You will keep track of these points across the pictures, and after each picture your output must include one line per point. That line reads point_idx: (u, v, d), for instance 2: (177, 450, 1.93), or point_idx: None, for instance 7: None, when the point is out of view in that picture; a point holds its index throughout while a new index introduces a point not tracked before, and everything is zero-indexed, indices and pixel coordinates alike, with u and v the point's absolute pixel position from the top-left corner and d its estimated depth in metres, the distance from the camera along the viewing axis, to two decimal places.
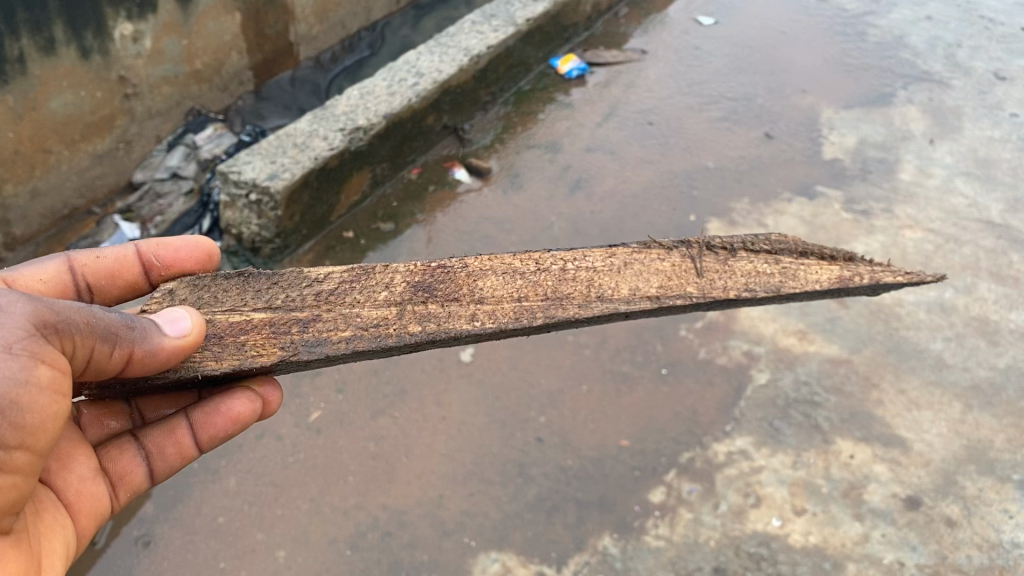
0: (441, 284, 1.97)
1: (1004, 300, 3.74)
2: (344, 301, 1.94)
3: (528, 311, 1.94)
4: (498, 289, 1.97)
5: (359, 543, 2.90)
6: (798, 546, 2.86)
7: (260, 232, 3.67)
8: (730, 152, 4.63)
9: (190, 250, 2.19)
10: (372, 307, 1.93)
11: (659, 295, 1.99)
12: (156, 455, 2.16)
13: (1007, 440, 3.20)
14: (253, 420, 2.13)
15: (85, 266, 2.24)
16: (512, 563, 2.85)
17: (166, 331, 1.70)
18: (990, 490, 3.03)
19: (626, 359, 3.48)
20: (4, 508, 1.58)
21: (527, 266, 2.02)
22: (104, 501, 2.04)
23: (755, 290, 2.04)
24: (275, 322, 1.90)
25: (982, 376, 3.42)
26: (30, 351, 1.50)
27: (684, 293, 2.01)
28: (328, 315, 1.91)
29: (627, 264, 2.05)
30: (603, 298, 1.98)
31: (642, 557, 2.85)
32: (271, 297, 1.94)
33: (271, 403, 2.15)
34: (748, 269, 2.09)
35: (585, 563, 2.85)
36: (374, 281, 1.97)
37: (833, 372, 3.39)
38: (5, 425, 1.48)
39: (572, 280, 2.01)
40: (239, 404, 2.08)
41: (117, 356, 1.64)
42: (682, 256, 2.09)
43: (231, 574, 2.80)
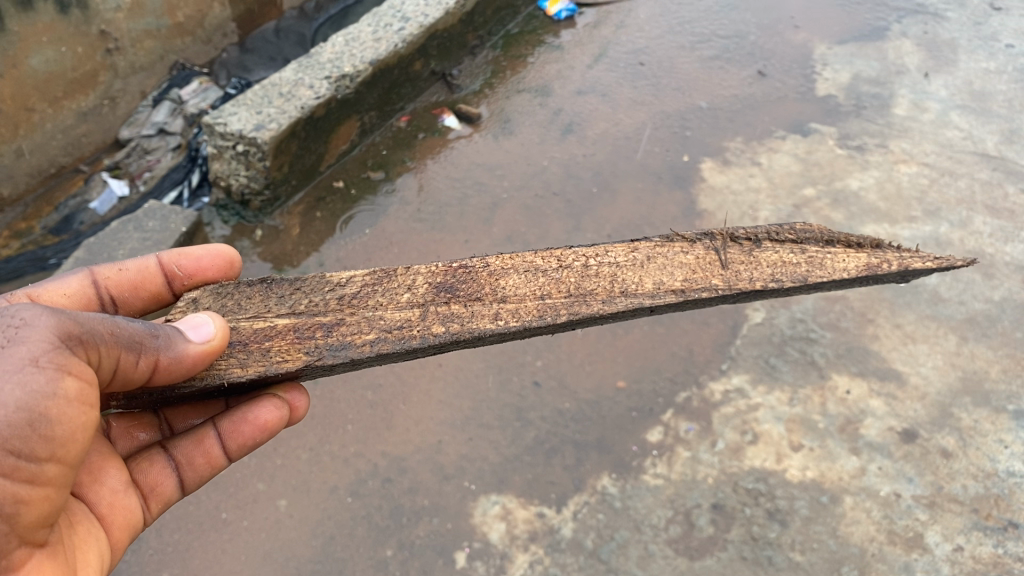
0: (464, 284, 1.86)
1: (1000, 233, 3.72)
2: (366, 304, 1.83)
3: (551, 308, 1.82)
4: (520, 287, 1.86)
5: (360, 490, 2.91)
6: (795, 481, 2.88)
7: (249, 183, 3.62)
8: (722, 91, 4.57)
9: (212, 259, 2.10)
10: (395, 309, 1.82)
11: (684, 289, 1.87)
12: (185, 466, 2.06)
13: (1002, 370, 3.21)
14: (282, 427, 2.06)
15: (108, 279, 2.11)
16: (512, 505, 2.87)
17: (190, 340, 1.59)
18: (985, 421, 3.05)
19: None
20: (36, 521, 1.46)
21: (549, 263, 1.91)
22: (137, 513, 1.92)
23: (782, 280, 1.91)
24: (300, 328, 1.79)
25: (978, 309, 3.42)
26: (58, 363, 1.41)
27: (709, 286, 1.89)
28: (351, 318, 1.81)
29: (650, 258, 1.93)
30: (626, 292, 1.86)
31: (640, 496, 2.87)
32: (294, 302, 1.83)
33: (298, 410, 2.08)
34: (774, 259, 1.96)
35: (585, 503, 2.86)
36: (397, 283, 1.86)
37: (829, 310, 3.40)
38: (35, 438, 1.39)
39: (595, 276, 1.89)
40: (266, 411, 2.01)
41: (142, 365, 1.54)
42: (706, 248, 1.96)
43: (233, 524, 2.81)
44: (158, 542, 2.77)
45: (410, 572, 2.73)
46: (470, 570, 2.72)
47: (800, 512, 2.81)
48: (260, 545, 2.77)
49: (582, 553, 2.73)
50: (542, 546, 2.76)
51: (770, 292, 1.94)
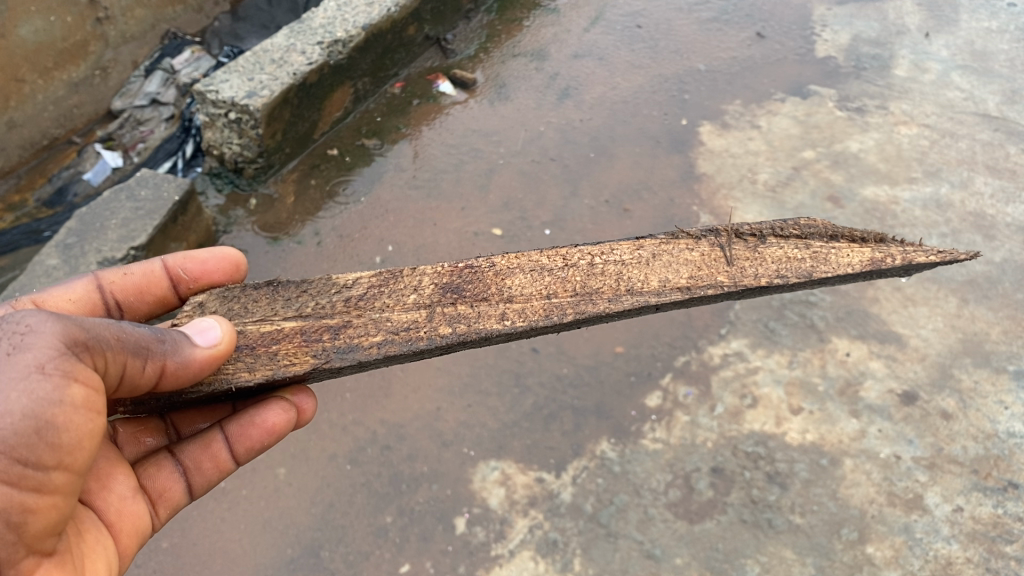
0: (470, 284, 1.82)
1: (1001, 194, 3.69)
2: (373, 305, 1.79)
3: (558, 308, 1.79)
4: (527, 287, 1.82)
5: (359, 457, 2.90)
6: (795, 444, 2.88)
7: (243, 152, 3.58)
8: (720, 53, 4.52)
9: (219, 262, 2.11)
10: (402, 310, 1.78)
11: (690, 287, 1.84)
12: (194, 470, 2.00)
13: (1003, 331, 3.19)
14: (289, 430, 2.01)
15: (113, 283, 2.07)
16: (512, 471, 2.87)
17: (199, 343, 1.56)
18: (985, 382, 3.04)
19: None
20: (44, 530, 1.40)
21: (554, 262, 1.86)
22: (146, 519, 1.85)
23: (787, 276, 1.88)
24: (306, 330, 1.75)
25: (978, 270, 3.39)
26: (64, 370, 1.36)
27: (714, 283, 1.86)
28: (359, 320, 1.76)
29: (656, 255, 1.89)
30: (632, 291, 1.82)
31: (640, 460, 2.87)
32: (300, 305, 1.78)
33: (305, 413, 2.03)
34: (778, 255, 1.92)
35: (584, 468, 2.86)
36: (403, 284, 1.82)
37: None
38: (41, 445, 1.33)
39: (601, 274, 1.85)
40: (272, 413, 1.96)
41: (149, 370, 1.50)
42: (710, 245, 1.92)
43: (232, 492, 2.79)
44: None
45: (411, 538, 2.71)
46: (470, 535, 2.72)
47: (800, 475, 2.80)
48: (260, 512, 2.75)
49: (582, 518, 2.73)
50: (542, 511, 2.76)
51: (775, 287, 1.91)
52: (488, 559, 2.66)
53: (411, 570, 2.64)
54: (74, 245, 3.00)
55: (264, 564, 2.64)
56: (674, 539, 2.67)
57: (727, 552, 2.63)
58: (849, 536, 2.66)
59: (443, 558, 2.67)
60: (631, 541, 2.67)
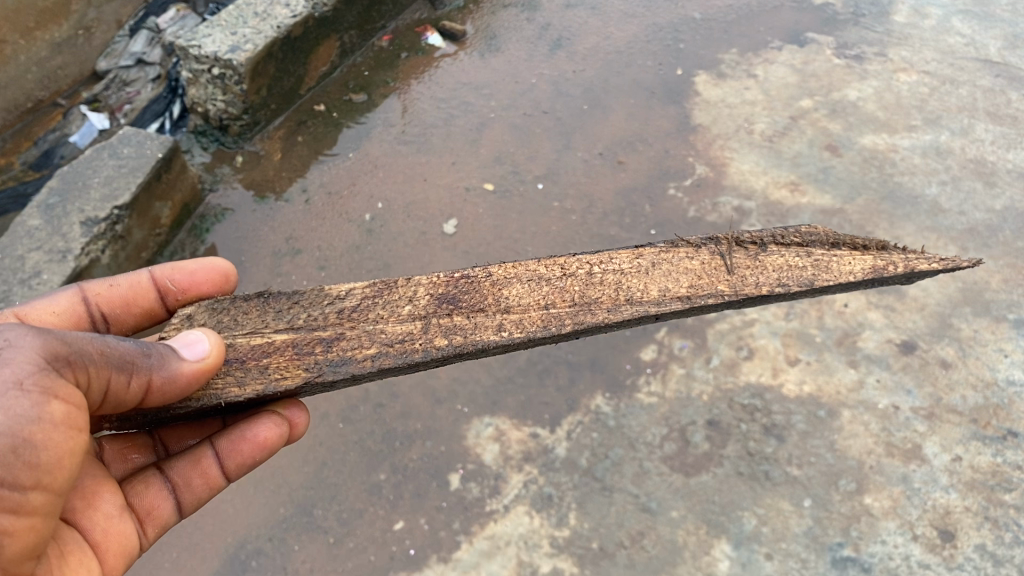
0: (466, 294, 1.69)
1: (1002, 140, 3.62)
2: (367, 317, 1.67)
3: (556, 319, 1.66)
4: (524, 297, 1.69)
5: (351, 415, 2.86)
6: (792, 396, 2.84)
7: (227, 108, 3.50)
8: (716, 2, 4.42)
9: (208, 273, 2.05)
10: (397, 322, 1.66)
11: (690, 296, 1.70)
12: (183, 487, 1.92)
13: (1003, 280, 3.14)
14: (281, 446, 1.93)
15: (99, 295, 2.01)
16: (506, 427, 2.83)
17: (188, 358, 1.48)
18: (985, 330, 3.00)
19: (613, 221, 3.32)
20: (21, 553, 1.34)
21: (552, 271, 1.73)
22: (133, 539, 1.78)
23: (789, 285, 1.73)
24: (299, 342, 1.64)
25: (978, 219, 3.33)
26: (42, 387, 1.31)
27: (714, 293, 1.71)
28: (352, 332, 1.65)
29: (655, 264, 1.74)
30: (631, 300, 1.69)
31: (635, 414, 2.83)
32: (292, 317, 1.68)
33: (298, 427, 1.95)
34: (780, 264, 1.77)
35: (578, 423, 2.83)
36: (397, 295, 1.70)
37: (826, 223, 3.30)
38: (18, 465, 1.27)
39: (600, 284, 1.72)
40: (263, 428, 1.88)
41: (134, 386, 1.43)
42: (711, 253, 1.77)
43: None
44: None
45: (404, 495, 2.69)
46: (465, 491, 2.69)
47: (797, 427, 2.77)
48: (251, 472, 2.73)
49: (577, 472, 2.70)
50: (537, 466, 2.73)
51: (777, 296, 1.76)
52: (483, 515, 2.63)
53: (406, 527, 2.62)
54: (56, 205, 2.94)
55: (256, 523, 2.62)
56: (670, 493, 2.64)
57: (724, 504, 2.61)
58: (847, 487, 2.63)
59: (437, 515, 2.64)
60: (627, 495, 2.64)
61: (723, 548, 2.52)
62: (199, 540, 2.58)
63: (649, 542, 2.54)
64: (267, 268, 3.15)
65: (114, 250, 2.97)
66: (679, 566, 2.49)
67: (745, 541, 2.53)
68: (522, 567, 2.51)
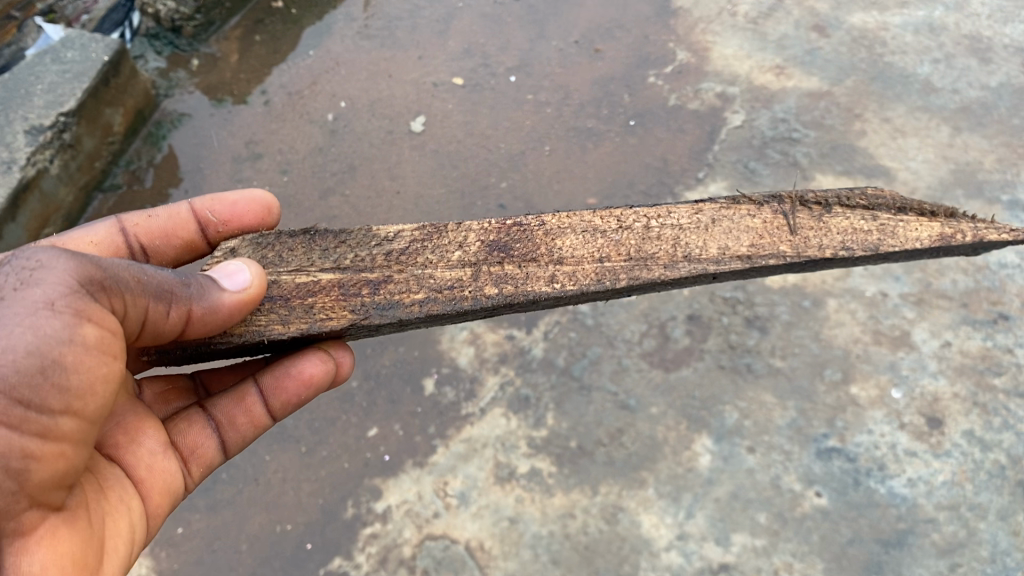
0: (519, 241, 1.49)
1: (998, 15, 3.45)
2: (417, 259, 1.49)
3: (611, 273, 1.47)
4: (578, 248, 1.49)
5: None
6: (776, 287, 2.75)
7: (179, 8, 3.35)
8: None
9: (249, 204, 1.80)
10: (447, 267, 1.48)
11: (750, 255, 1.48)
12: (227, 426, 1.76)
13: (997, 160, 2.99)
14: (326, 387, 1.73)
15: (137, 225, 1.79)
16: (481, 330, 2.74)
17: (229, 289, 1.33)
18: (978, 213, 2.84)
19: (591, 113, 3.16)
20: (49, 483, 1.18)
21: (608, 223, 1.52)
22: (178, 478, 1.62)
23: (853, 250, 1.50)
24: (345, 283, 1.46)
25: (973, 97, 3.17)
26: (76, 308, 1.17)
27: (776, 253, 1.49)
28: (400, 276, 1.47)
29: (714, 221, 1.52)
30: (689, 257, 1.48)
31: (614, 312, 2.74)
32: (337, 256, 1.49)
33: (343, 370, 1.75)
34: (845, 226, 1.53)
35: (556, 322, 2.74)
36: (448, 238, 1.51)
37: (813, 107, 3.14)
38: (45, 387, 1.13)
39: (658, 238, 1.50)
40: (307, 363, 1.70)
41: (174, 317, 1.30)
42: (773, 212, 1.54)
43: None
44: None
45: (379, 401, 2.61)
46: (440, 396, 2.61)
47: (781, 318, 2.68)
48: None
49: (554, 372, 2.63)
50: (513, 368, 2.65)
51: (839, 262, 1.54)
52: (459, 419, 2.56)
53: (380, 433, 2.55)
54: None
55: None
56: (649, 389, 2.57)
57: (705, 399, 2.54)
58: (832, 377, 2.55)
59: (412, 420, 2.57)
60: (605, 393, 2.57)
61: (705, 442, 2.46)
62: None
63: (628, 439, 2.48)
64: (227, 174, 3.02)
65: (65, 160, 2.83)
66: (660, 462, 2.44)
67: (726, 434, 2.47)
68: (500, 469, 2.45)
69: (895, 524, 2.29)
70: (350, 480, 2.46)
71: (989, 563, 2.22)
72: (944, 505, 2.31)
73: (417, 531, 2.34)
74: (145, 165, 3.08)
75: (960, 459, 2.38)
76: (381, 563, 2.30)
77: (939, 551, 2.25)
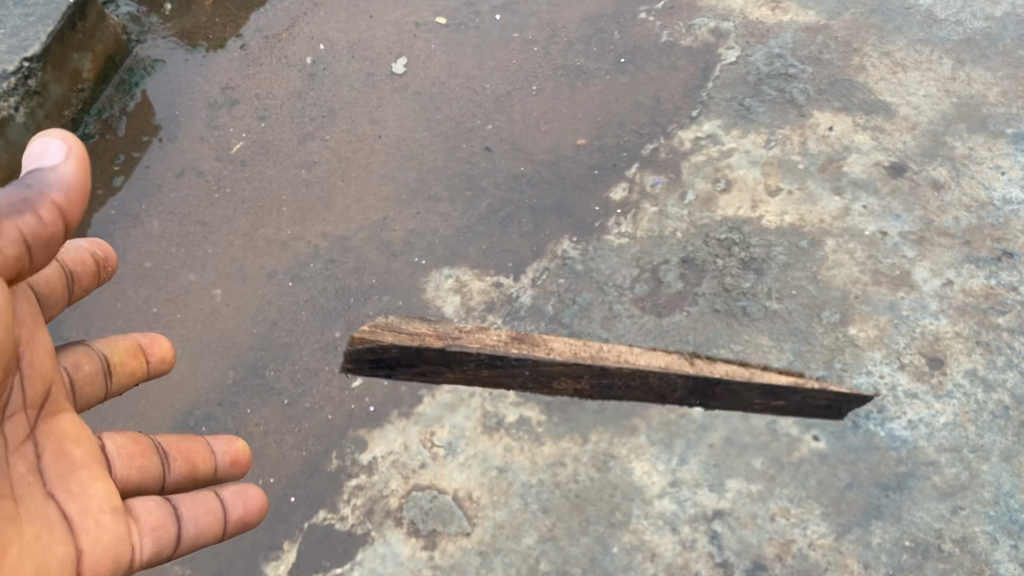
0: (528, 337, 2.31)
1: None
2: (471, 331, 2.32)
3: (578, 360, 2.25)
4: (564, 349, 2.28)
5: (301, 273, 2.67)
6: (772, 228, 2.65)
7: None
8: None
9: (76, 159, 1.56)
10: (488, 339, 2.30)
11: (667, 367, 2.25)
12: (160, 527, 1.75)
13: (1002, 93, 2.92)
14: (221, 535, 1.89)
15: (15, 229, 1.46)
16: (467, 278, 2.65)
17: (54, 165, 1.52)
18: (981, 148, 2.78)
19: (579, 52, 3.22)
20: None
21: (577, 344, 2.30)
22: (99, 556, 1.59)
23: (738, 380, 2.23)
24: (440, 335, 2.28)
25: (976, 29, 3.12)
26: None
27: (683, 370, 2.25)
28: (460, 335, 2.30)
29: (641, 350, 2.31)
30: (629, 361, 2.25)
31: (604, 258, 2.64)
32: (431, 327, 2.33)
33: (248, 526, 1.96)
34: (727, 369, 2.28)
35: (545, 269, 2.64)
36: (490, 330, 2.34)
37: (810, 41, 3.10)
38: None
39: (607, 351, 2.29)
40: (230, 495, 1.92)
41: (47, 217, 1.51)
42: (675, 356, 2.32)
43: (166, 319, 2.59)
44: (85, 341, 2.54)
45: None
46: None
47: (777, 260, 2.59)
48: (198, 336, 2.55)
49: (543, 320, 2.53)
50: (501, 316, 2.55)
51: (731, 387, 2.25)
52: None
53: (364, 384, 2.46)
54: None
55: (206, 388, 2.46)
56: (641, 335, 2.47)
57: (699, 344, 2.45)
58: (830, 319, 2.47)
59: None
60: (596, 340, 2.47)
61: None
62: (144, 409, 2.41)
63: None
64: (203, 120, 3.05)
65: (30, 109, 2.78)
66: (652, 408, 2.36)
67: None
68: (488, 418, 2.38)
69: (895, 467, 2.22)
70: (334, 432, 2.38)
71: (991, 506, 2.15)
72: (945, 448, 2.24)
73: (403, 483, 2.27)
74: (117, 113, 3.06)
75: (962, 400, 2.31)
76: (366, 515, 2.22)
77: (941, 495, 2.17)
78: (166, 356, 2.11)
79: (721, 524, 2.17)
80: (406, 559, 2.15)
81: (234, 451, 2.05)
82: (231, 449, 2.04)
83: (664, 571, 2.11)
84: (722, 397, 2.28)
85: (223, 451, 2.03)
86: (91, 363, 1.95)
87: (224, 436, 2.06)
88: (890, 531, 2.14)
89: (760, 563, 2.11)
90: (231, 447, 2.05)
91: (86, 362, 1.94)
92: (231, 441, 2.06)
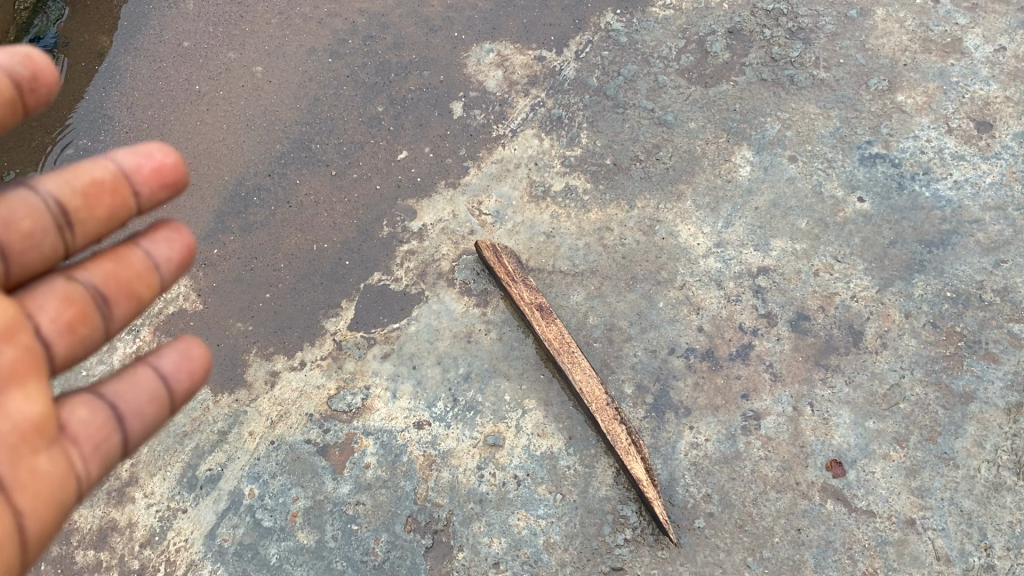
0: (556, 327, 2.12)
1: None
2: (524, 286, 2.19)
3: (561, 347, 2.08)
4: (559, 341, 2.09)
5: (340, 50, 2.72)
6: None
7: None
8: None
9: None
10: (529, 298, 2.16)
11: (603, 400, 2.01)
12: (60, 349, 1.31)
13: None
14: (139, 366, 1.35)
15: None
16: (508, 52, 2.66)
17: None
18: None
19: None
20: None
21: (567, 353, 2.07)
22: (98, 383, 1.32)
23: (616, 436, 1.96)
24: (513, 275, 2.20)
25: None
26: None
27: (590, 396, 2.01)
28: (517, 284, 2.18)
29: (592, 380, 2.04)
30: (584, 380, 2.03)
31: (648, 30, 2.67)
32: (521, 275, 2.21)
33: (182, 249, 1.45)
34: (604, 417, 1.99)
35: (588, 43, 2.66)
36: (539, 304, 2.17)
37: None
38: None
39: (580, 369, 2.05)
40: (169, 359, 1.38)
41: None
42: (594, 393, 2.02)
43: (208, 95, 2.65)
44: (132, 118, 2.62)
45: (406, 126, 2.55)
46: (470, 119, 2.54)
47: (826, 30, 2.61)
48: (242, 112, 2.61)
49: (587, 92, 2.55)
50: (544, 89, 2.58)
51: (600, 416, 1.98)
52: (490, 141, 2.50)
53: (410, 156, 2.49)
54: None
55: (253, 159, 2.51)
56: (687, 105, 2.50)
57: (745, 113, 2.47)
58: (878, 87, 2.48)
59: (442, 144, 2.51)
60: (641, 111, 2.49)
61: (744, 154, 2.40)
62: (193, 179, 2.48)
63: (665, 154, 2.41)
64: None
65: None
66: (698, 175, 2.38)
67: (768, 146, 2.40)
68: (534, 188, 2.40)
69: (938, 226, 2.24)
70: (383, 202, 2.42)
71: None
72: (990, 207, 2.26)
73: (453, 248, 2.32)
74: None
75: (1009, 162, 2.31)
76: (420, 276, 2.29)
77: (984, 250, 2.20)
78: (165, 175, 1.42)
79: (765, 279, 2.20)
80: (459, 315, 2.21)
81: (182, 256, 1.44)
82: (174, 253, 1.43)
83: (710, 322, 2.15)
84: (583, 396, 2.01)
85: (168, 262, 1.43)
86: (34, 211, 1.33)
87: (165, 234, 1.43)
88: (932, 283, 2.16)
89: (804, 314, 2.15)
90: (177, 251, 1.44)
91: (26, 218, 1.32)
92: (176, 240, 1.44)
